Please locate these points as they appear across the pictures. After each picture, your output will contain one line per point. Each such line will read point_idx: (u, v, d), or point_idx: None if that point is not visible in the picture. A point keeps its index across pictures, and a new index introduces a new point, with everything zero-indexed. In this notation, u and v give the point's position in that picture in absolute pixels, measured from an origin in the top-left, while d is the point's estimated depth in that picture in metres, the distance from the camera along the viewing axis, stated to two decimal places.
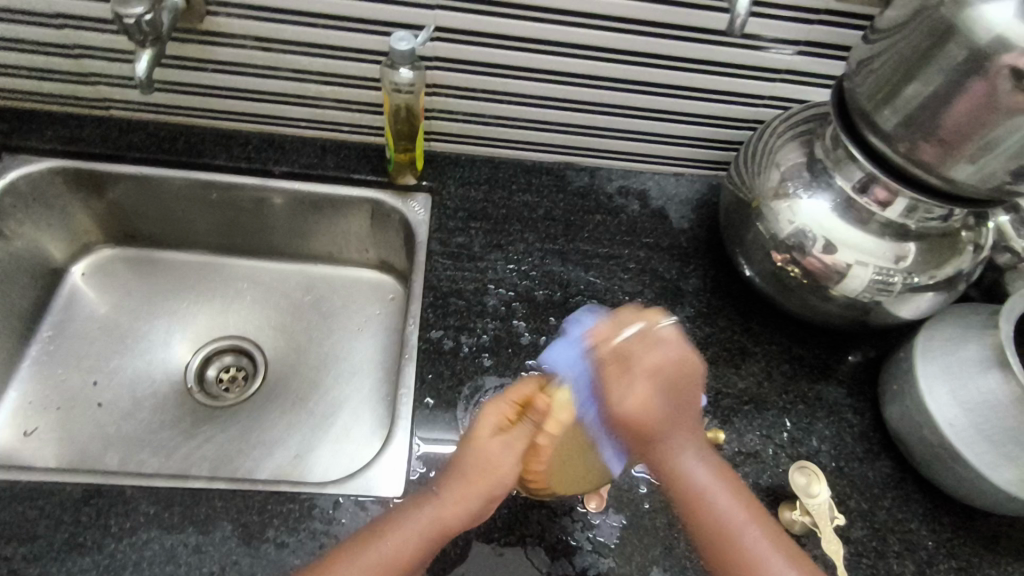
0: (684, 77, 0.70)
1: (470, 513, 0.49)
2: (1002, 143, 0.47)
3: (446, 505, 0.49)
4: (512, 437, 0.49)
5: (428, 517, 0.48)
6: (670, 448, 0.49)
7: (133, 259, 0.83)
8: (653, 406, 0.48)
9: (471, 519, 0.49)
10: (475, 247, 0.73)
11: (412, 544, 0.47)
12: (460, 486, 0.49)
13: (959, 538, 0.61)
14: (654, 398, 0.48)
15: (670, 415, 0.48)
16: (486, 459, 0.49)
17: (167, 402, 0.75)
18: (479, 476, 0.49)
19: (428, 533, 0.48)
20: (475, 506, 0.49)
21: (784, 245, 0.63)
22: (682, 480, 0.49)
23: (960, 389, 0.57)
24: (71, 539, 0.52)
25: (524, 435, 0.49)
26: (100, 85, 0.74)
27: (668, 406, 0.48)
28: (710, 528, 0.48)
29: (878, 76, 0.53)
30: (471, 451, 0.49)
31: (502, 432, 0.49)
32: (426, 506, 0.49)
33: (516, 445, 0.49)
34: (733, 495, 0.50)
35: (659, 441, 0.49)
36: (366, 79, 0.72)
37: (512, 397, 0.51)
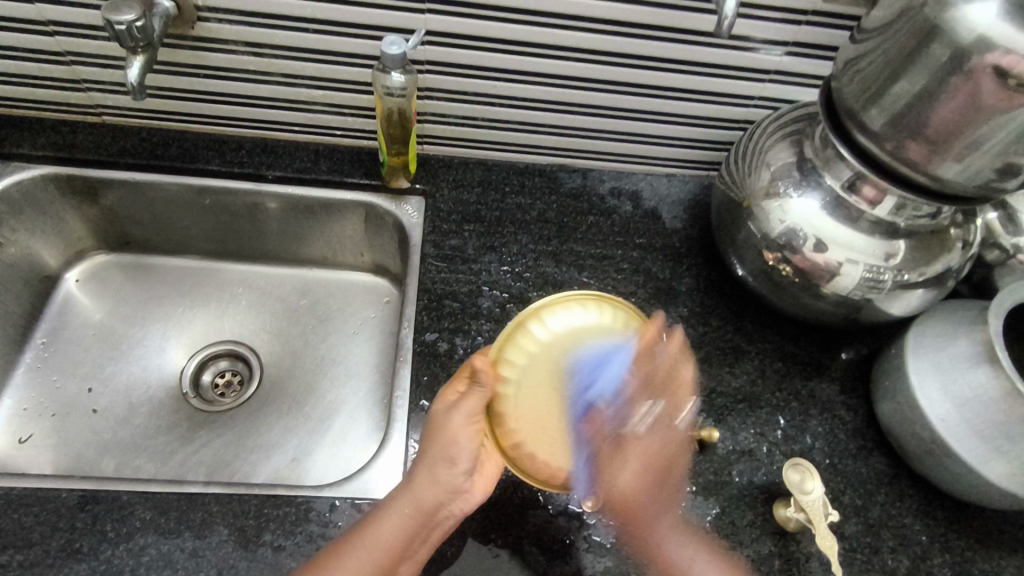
0: (674, 79, 0.71)
1: (443, 488, 0.53)
2: (988, 140, 0.48)
3: (420, 486, 0.53)
4: (460, 405, 0.53)
5: (406, 501, 0.53)
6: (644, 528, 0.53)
7: (127, 265, 0.83)
8: (642, 480, 0.52)
9: (447, 493, 0.53)
10: (470, 249, 0.74)
11: (394, 532, 0.52)
12: (428, 466, 0.53)
13: (953, 532, 0.62)
14: (638, 477, 0.52)
15: (650, 493, 0.53)
16: (442, 433, 0.53)
17: (163, 407, 0.75)
18: (441, 452, 0.53)
19: (409, 516, 0.52)
20: (445, 479, 0.53)
21: (776, 244, 0.63)
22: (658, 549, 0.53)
23: (951, 385, 0.58)
24: (67, 545, 0.52)
25: (471, 401, 0.52)
26: (93, 92, 0.74)
27: (650, 485, 0.52)
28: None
29: (865, 76, 0.53)
30: (430, 430, 0.54)
31: (455, 402, 0.53)
32: (404, 491, 0.53)
33: (463, 412, 0.52)
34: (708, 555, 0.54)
35: (641, 522, 0.53)
36: (358, 83, 0.72)
37: (460, 374, 0.55)
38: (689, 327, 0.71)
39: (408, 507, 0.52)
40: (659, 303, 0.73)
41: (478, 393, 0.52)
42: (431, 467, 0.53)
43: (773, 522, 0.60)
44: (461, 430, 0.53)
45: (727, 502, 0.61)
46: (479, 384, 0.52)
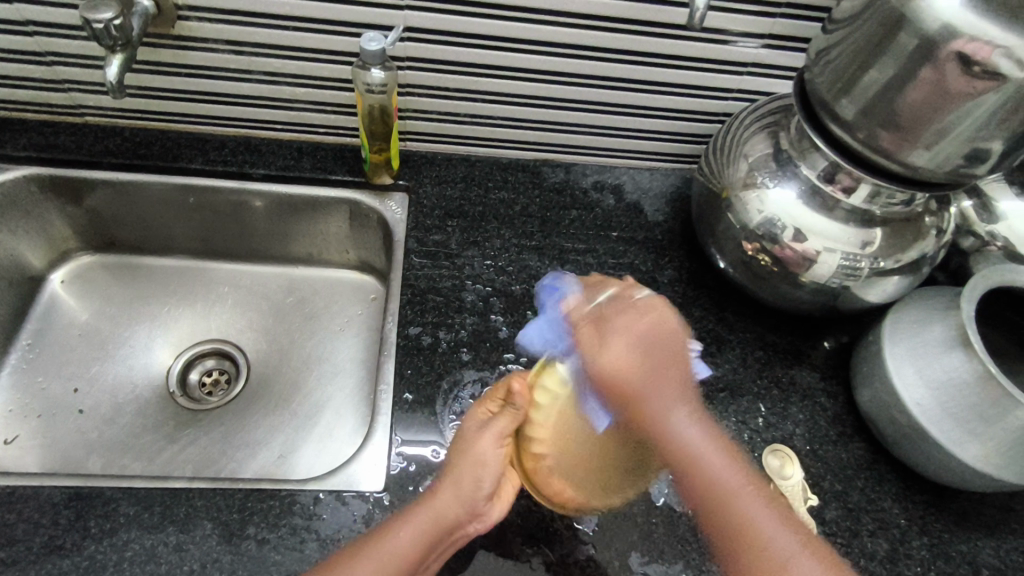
0: (652, 72, 0.72)
1: (465, 504, 0.52)
2: (955, 127, 0.49)
3: (441, 499, 0.52)
4: (493, 424, 0.54)
5: (427, 512, 0.51)
6: (656, 394, 0.50)
7: (113, 265, 0.83)
8: (634, 368, 0.50)
9: (468, 510, 0.52)
10: (453, 244, 0.74)
11: (409, 541, 0.50)
12: (452, 481, 0.52)
13: (931, 515, 0.63)
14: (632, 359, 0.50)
15: (648, 386, 0.50)
16: (471, 448, 0.53)
17: (149, 406, 0.75)
18: (470, 468, 0.53)
19: (428, 529, 0.50)
20: (469, 496, 0.52)
21: (754, 234, 0.64)
22: (668, 435, 0.51)
23: (926, 369, 0.59)
24: (51, 541, 0.52)
25: (506, 420, 0.54)
26: (74, 92, 0.74)
27: (646, 368, 0.51)
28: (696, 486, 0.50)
29: (836, 66, 0.54)
30: (459, 445, 0.54)
31: (488, 421, 0.54)
32: (426, 502, 0.52)
33: (496, 432, 0.53)
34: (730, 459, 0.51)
35: (647, 410, 0.50)
36: (339, 80, 0.72)
37: (495, 393, 0.57)
38: None
39: (428, 520, 0.51)
40: None
41: (513, 412, 0.54)
42: (455, 483, 0.52)
43: None
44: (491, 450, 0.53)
45: None
46: (514, 405, 0.54)
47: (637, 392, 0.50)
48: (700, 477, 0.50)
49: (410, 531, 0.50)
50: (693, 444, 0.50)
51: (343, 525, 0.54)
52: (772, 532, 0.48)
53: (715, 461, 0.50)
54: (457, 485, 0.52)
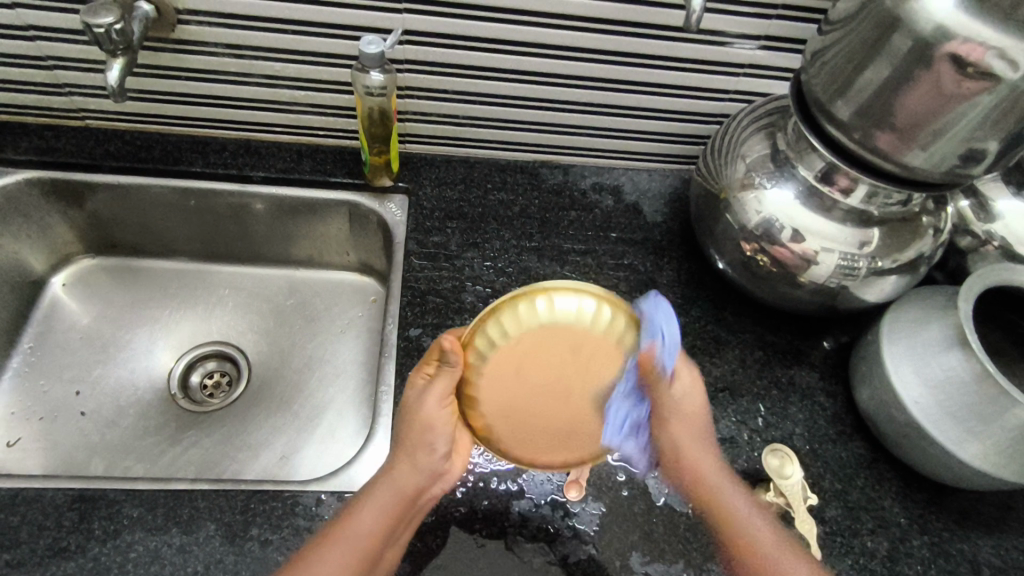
0: (650, 74, 0.72)
1: (424, 468, 0.55)
2: (951, 127, 0.49)
3: (398, 473, 0.54)
4: (432, 388, 0.54)
5: (387, 487, 0.54)
6: (677, 429, 0.58)
7: (114, 268, 0.84)
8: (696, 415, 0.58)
9: (427, 474, 0.55)
10: (453, 245, 0.75)
11: (377, 516, 0.52)
12: (407, 452, 0.55)
13: (931, 514, 0.63)
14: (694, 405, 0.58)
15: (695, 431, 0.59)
16: (416, 418, 0.54)
17: (151, 409, 0.75)
18: (421, 434, 0.54)
19: (391, 499, 0.53)
20: (425, 461, 0.55)
21: (753, 235, 0.65)
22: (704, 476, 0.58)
23: (924, 368, 0.59)
24: (54, 543, 0.52)
25: (444, 380, 0.54)
26: (74, 96, 0.75)
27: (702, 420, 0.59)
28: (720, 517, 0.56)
29: (831, 68, 0.54)
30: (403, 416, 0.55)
31: (425, 388, 0.55)
32: (383, 476, 0.54)
33: (437, 394, 0.54)
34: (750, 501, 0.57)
35: (671, 442, 0.58)
36: (339, 83, 0.73)
37: (428, 357, 0.56)
38: None
39: (389, 491, 0.53)
40: (641, 295, 0.74)
41: (449, 372, 0.54)
42: (411, 452, 0.55)
43: None
44: (438, 413, 0.54)
45: None
46: (447, 365, 0.54)
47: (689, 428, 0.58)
48: (726, 510, 0.56)
49: (372, 506, 0.52)
50: (726, 487, 0.57)
51: None
52: (774, 556, 0.53)
53: (740, 499, 0.56)
54: (413, 453, 0.55)
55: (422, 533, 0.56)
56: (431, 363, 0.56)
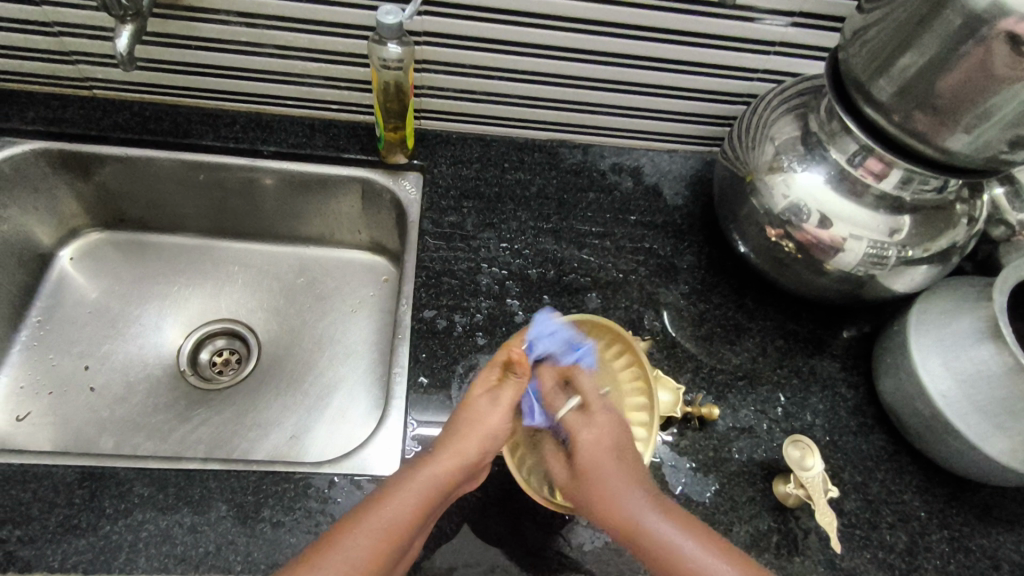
0: (677, 50, 0.69)
1: (465, 472, 0.50)
2: (999, 111, 0.47)
3: (430, 472, 0.49)
4: (500, 396, 0.53)
5: (417, 487, 0.48)
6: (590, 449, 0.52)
7: (123, 243, 0.82)
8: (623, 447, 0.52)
9: (464, 477, 0.51)
10: (468, 226, 0.73)
11: (403, 516, 0.46)
12: (447, 452, 0.50)
13: (952, 508, 0.62)
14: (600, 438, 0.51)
15: (614, 470, 0.49)
16: (476, 420, 0.52)
17: (161, 385, 0.74)
18: (477, 437, 0.51)
19: (420, 500, 0.48)
20: (469, 466, 0.50)
21: (778, 220, 0.63)
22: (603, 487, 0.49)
23: (953, 361, 0.57)
24: (65, 521, 0.51)
25: (513, 390, 0.54)
26: (82, 64, 0.73)
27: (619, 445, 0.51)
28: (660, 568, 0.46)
29: (874, 46, 0.52)
30: (462, 415, 0.52)
31: (492, 396, 0.54)
32: (420, 470, 0.49)
33: (502, 403, 0.53)
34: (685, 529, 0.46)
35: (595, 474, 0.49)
36: (354, 55, 0.70)
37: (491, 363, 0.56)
38: (690, 304, 0.71)
39: (427, 488, 0.49)
40: (660, 280, 0.72)
41: (517, 384, 0.54)
42: (454, 454, 0.50)
43: (773, 499, 0.60)
44: (498, 420, 0.53)
45: (727, 478, 0.60)
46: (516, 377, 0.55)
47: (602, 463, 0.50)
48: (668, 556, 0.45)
49: (407, 498, 0.47)
50: (648, 519, 0.46)
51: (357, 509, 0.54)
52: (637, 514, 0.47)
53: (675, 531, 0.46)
54: (458, 457, 0.50)
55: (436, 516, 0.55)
56: (497, 366, 0.55)
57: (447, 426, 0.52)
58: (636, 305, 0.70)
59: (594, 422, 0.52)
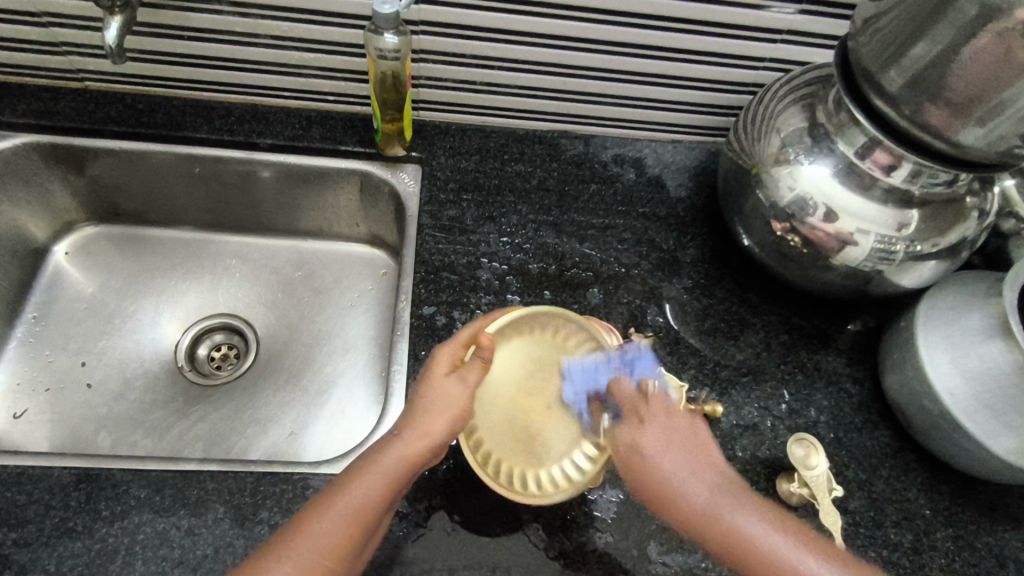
0: (681, 40, 0.68)
1: (434, 450, 0.51)
2: (1013, 104, 0.46)
3: (398, 449, 0.50)
4: (465, 378, 0.53)
5: (383, 466, 0.49)
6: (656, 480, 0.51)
7: (119, 237, 0.81)
8: (683, 446, 0.53)
9: (434, 455, 0.51)
10: (468, 219, 0.72)
11: (371, 498, 0.47)
12: (414, 432, 0.50)
13: (957, 506, 0.61)
14: (661, 438, 0.53)
15: (685, 476, 0.51)
16: (443, 402, 0.52)
17: (158, 381, 0.74)
18: (445, 418, 0.51)
19: (387, 479, 0.48)
20: (438, 444, 0.51)
21: (784, 213, 0.61)
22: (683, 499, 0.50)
23: (961, 358, 0.56)
24: (62, 523, 0.51)
25: (475, 370, 0.54)
26: (72, 55, 0.71)
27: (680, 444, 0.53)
28: None
29: (885, 35, 0.50)
30: (429, 394, 0.53)
31: (459, 379, 0.53)
32: (386, 451, 0.49)
33: (466, 381, 0.53)
34: (767, 524, 0.49)
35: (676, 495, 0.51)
36: (350, 45, 0.69)
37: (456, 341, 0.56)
38: (694, 299, 0.70)
39: (394, 468, 0.49)
40: (663, 275, 0.71)
41: (480, 365, 0.54)
42: (422, 434, 0.50)
43: (776, 497, 0.59)
44: (464, 402, 0.53)
45: None
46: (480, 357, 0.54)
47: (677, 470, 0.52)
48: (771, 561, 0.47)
49: (377, 479, 0.48)
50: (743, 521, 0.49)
51: None
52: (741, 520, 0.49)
53: (765, 528, 0.48)
54: (427, 437, 0.50)
55: (436, 516, 0.55)
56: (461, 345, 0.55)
57: (413, 403, 0.53)
58: (638, 299, 0.69)
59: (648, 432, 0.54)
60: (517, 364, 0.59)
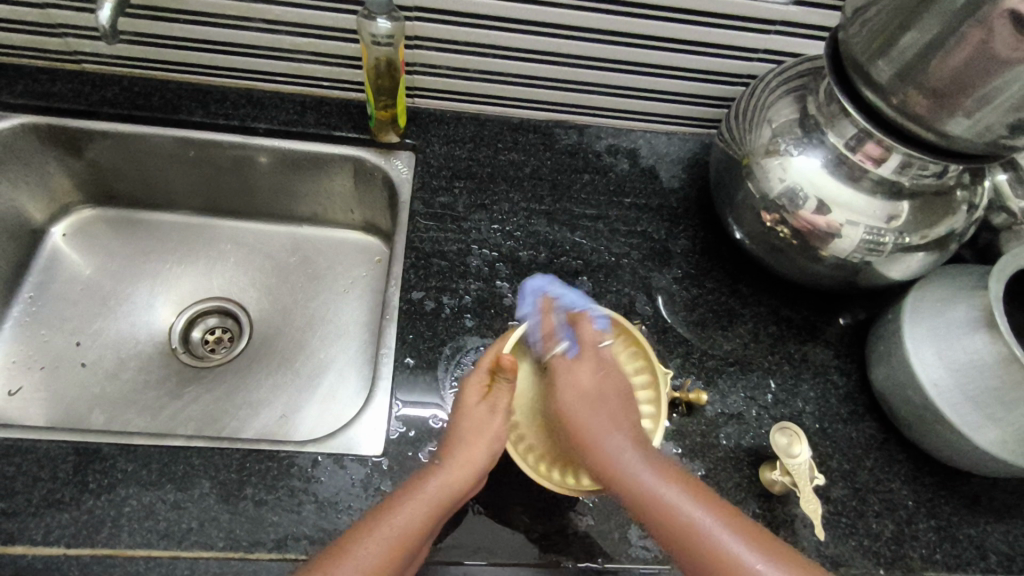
0: (674, 29, 0.68)
1: (475, 479, 0.50)
2: (1000, 95, 0.46)
3: (442, 476, 0.49)
4: (498, 404, 0.54)
5: (427, 493, 0.48)
6: (577, 425, 0.52)
7: (115, 219, 0.82)
8: (622, 410, 0.53)
9: (474, 485, 0.51)
10: (459, 206, 0.72)
11: (415, 524, 0.46)
12: (457, 460, 0.50)
13: (940, 498, 0.61)
14: (588, 396, 0.54)
15: (614, 438, 0.51)
16: (479, 430, 0.52)
17: (152, 362, 0.75)
18: (484, 446, 0.51)
19: (430, 506, 0.48)
20: (479, 473, 0.51)
21: (775, 204, 0.61)
22: (595, 448, 0.51)
23: (946, 350, 0.56)
24: (50, 495, 0.52)
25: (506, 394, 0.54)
26: (70, 37, 0.72)
27: (608, 399, 0.54)
28: (696, 554, 0.45)
29: (875, 25, 0.51)
30: (463, 423, 0.53)
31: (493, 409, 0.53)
32: (429, 480, 0.49)
33: (499, 408, 0.54)
34: (693, 497, 0.47)
35: (590, 443, 0.51)
36: (345, 30, 0.69)
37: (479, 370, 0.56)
38: (683, 289, 0.70)
39: (437, 497, 0.48)
40: (654, 264, 0.71)
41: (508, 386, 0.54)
42: (464, 464, 0.50)
43: (759, 485, 0.60)
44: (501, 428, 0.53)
45: (714, 464, 0.60)
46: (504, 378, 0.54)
47: (591, 418, 0.52)
48: (685, 526, 0.46)
49: (416, 508, 0.47)
50: (660, 488, 0.48)
51: (340, 488, 0.54)
52: (657, 487, 0.48)
53: (634, 461, 0.49)
54: (467, 466, 0.50)
55: None
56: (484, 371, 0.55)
57: (449, 434, 0.53)
58: (627, 288, 0.69)
59: (583, 374, 0.55)
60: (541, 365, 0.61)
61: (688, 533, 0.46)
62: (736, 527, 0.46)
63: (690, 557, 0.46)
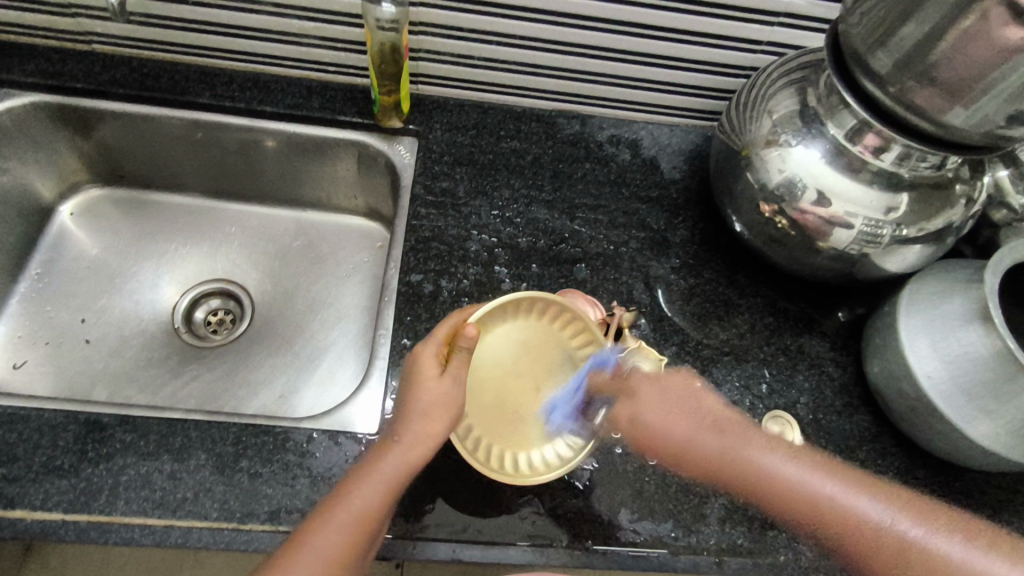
0: (676, 19, 0.68)
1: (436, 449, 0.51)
2: (999, 85, 0.46)
3: (398, 453, 0.50)
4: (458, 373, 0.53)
5: (382, 472, 0.49)
6: (661, 434, 0.56)
7: (122, 200, 0.83)
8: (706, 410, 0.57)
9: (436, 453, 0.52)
10: (460, 192, 0.73)
11: (372, 505, 0.48)
12: (413, 434, 0.51)
13: (932, 491, 0.62)
14: (676, 401, 0.56)
15: (699, 434, 0.55)
16: (438, 402, 0.52)
17: (154, 341, 0.75)
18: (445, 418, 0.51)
19: (387, 484, 0.49)
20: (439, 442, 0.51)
21: (773, 195, 0.62)
22: (689, 452, 0.55)
23: (940, 342, 0.56)
24: (50, 462, 0.53)
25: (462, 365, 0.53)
26: (81, 17, 0.73)
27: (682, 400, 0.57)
28: (806, 514, 0.51)
29: (875, 14, 0.51)
30: (421, 395, 0.51)
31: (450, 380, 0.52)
32: (386, 459, 0.50)
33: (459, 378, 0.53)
34: (799, 463, 0.53)
35: (678, 446, 0.55)
36: (351, 15, 0.70)
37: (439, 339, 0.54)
38: (681, 278, 0.70)
39: (395, 473, 0.49)
40: (653, 253, 0.72)
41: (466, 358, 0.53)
42: (422, 437, 0.50)
43: None
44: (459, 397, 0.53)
45: None
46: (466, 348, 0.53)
47: (677, 427, 0.55)
48: (793, 491, 0.52)
49: (374, 486, 0.49)
50: (767, 463, 0.53)
51: (334, 464, 0.55)
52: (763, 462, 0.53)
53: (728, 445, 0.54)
54: (424, 438, 0.51)
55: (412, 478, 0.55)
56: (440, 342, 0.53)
57: (404, 408, 0.52)
58: (625, 277, 0.70)
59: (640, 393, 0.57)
60: (508, 344, 0.58)
61: (794, 497, 0.51)
62: (846, 480, 0.52)
63: (803, 518, 0.51)
